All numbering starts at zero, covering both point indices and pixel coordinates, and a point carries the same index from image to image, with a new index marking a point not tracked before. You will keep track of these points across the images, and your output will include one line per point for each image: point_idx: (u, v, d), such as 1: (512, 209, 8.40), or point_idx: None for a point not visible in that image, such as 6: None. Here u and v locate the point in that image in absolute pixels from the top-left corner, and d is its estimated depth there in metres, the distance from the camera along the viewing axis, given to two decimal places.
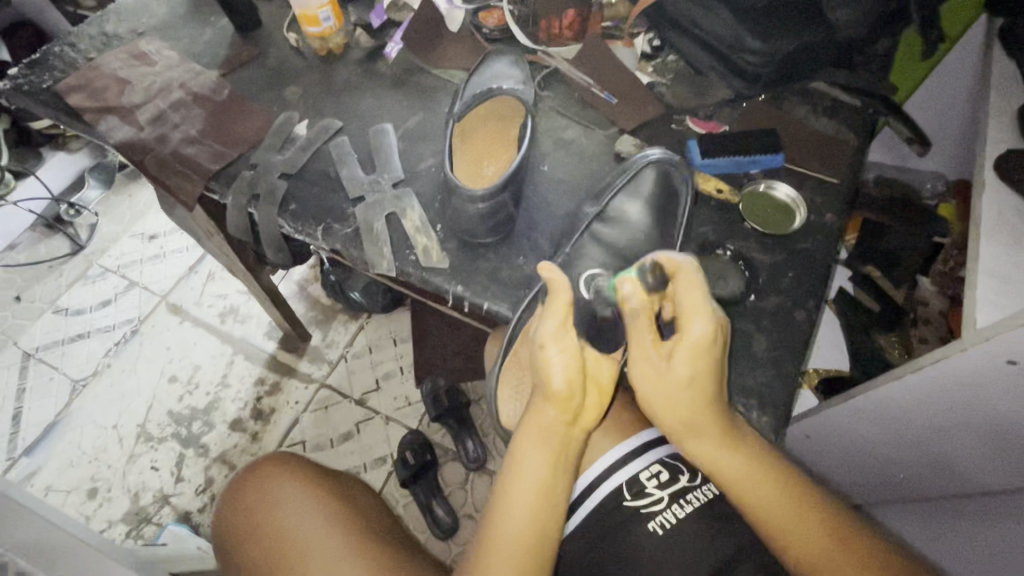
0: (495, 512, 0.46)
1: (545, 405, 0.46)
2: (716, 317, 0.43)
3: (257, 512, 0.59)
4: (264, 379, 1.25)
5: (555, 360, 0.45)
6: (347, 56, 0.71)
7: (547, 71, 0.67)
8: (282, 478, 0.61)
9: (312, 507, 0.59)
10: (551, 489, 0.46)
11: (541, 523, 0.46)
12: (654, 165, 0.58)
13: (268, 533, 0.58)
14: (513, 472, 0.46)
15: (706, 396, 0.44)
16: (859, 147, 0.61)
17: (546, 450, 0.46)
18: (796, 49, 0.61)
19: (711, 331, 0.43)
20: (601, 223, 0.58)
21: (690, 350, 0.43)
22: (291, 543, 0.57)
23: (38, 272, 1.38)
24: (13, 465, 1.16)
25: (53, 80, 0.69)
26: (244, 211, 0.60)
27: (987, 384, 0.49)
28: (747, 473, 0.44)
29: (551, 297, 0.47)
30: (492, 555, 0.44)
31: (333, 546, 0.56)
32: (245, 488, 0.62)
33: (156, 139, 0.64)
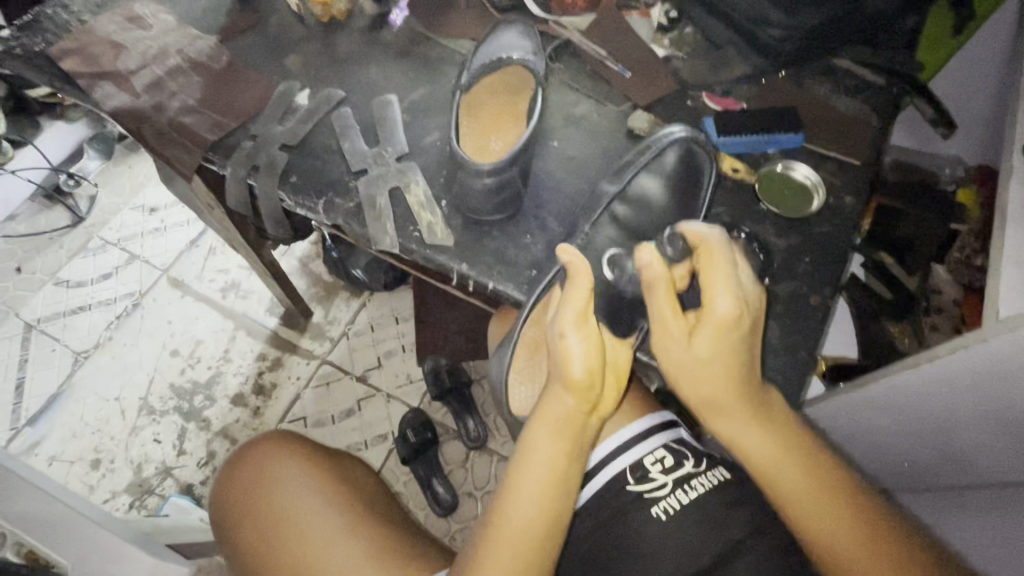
0: (505, 499, 0.46)
1: (564, 394, 0.45)
2: (740, 295, 0.43)
3: (257, 490, 0.59)
4: (266, 355, 1.25)
5: (575, 347, 0.44)
6: (351, 23, 0.68)
7: (559, 42, 0.64)
8: (282, 457, 0.61)
9: (313, 486, 0.59)
10: (564, 477, 0.46)
11: (553, 511, 0.45)
12: (677, 144, 0.55)
13: (267, 511, 0.57)
14: (526, 459, 0.46)
15: (730, 377, 0.43)
16: (882, 127, 0.59)
17: (563, 438, 0.46)
18: (821, 22, 0.58)
19: (736, 309, 0.42)
20: (620, 203, 0.54)
21: (714, 328, 0.42)
22: (293, 522, 0.56)
23: (39, 243, 1.37)
24: (17, 434, 1.16)
25: (46, 43, 0.66)
26: (244, 182, 0.58)
27: (1005, 375, 0.47)
28: (769, 458, 0.44)
29: (572, 280, 0.46)
30: (502, 542, 0.44)
31: (333, 525, 0.56)
32: (244, 466, 0.61)
33: (153, 107, 0.62)
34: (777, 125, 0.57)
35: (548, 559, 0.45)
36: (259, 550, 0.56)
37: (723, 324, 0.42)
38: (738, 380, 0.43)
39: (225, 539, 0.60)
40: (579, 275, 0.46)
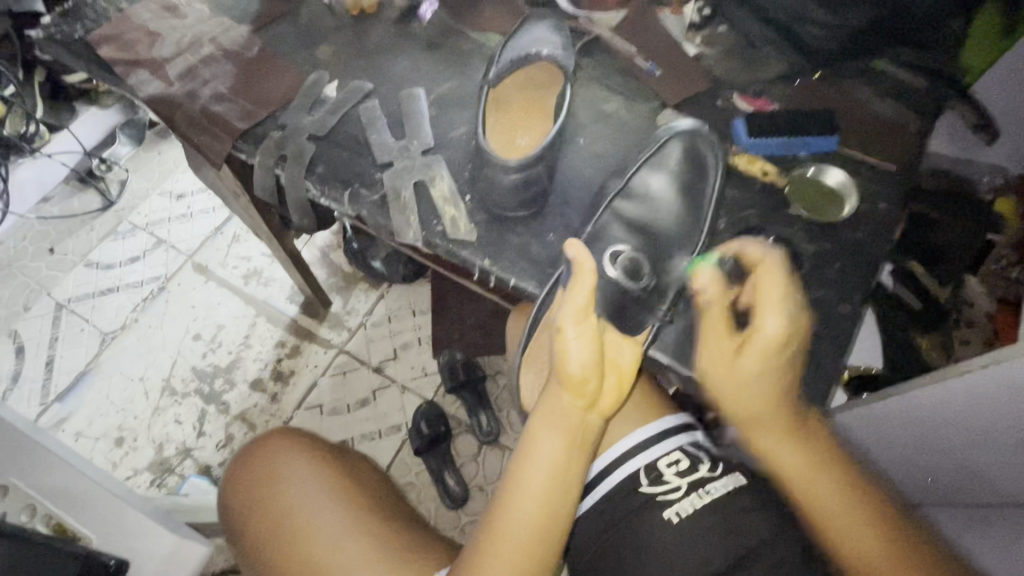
0: (508, 496, 0.46)
1: (561, 391, 0.46)
2: (792, 317, 0.43)
3: (264, 486, 0.60)
4: (285, 342, 1.27)
5: (572, 343, 0.45)
6: (381, 15, 0.68)
7: (589, 38, 0.63)
8: (291, 453, 0.61)
9: (322, 483, 0.59)
10: (565, 476, 0.45)
11: (551, 510, 0.45)
12: (681, 137, 0.56)
13: (276, 507, 0.58)
14: (528, 456, 0.46)
15: (772, 395, 0.44)
16: (920, 132, 0.57)
17: (562, 435, 0.45)
18: (864, 23, 0.58)
19: (785, 333, 0.43)
20: (624, 199, 0.56)
21: (761, 348, 0.43)
22: (299, 517, 0.57)
23: (71, 225, 1.41)
24: (47, 409, 1.20)
25: (85, 30, 0.68)
26: (271, 171, 0.59)
27: None
28: (804, 473, 0.44)
29: (577, 278, 0.45)
30: (503, 539, 0.44)
31: (338, 524, 0.56)
32: (254, 461, 0.62)
33: (186, 94, 0.63)
34: (815, 127, 0.55)
35: (547, 560, 0.45)
36: (267, 543, 0.57)
37: (766, 352, 0.43)
38: (780, 397, 0.44)
39: (234, 532, 0.60)
40: (590, 276, 0.45)
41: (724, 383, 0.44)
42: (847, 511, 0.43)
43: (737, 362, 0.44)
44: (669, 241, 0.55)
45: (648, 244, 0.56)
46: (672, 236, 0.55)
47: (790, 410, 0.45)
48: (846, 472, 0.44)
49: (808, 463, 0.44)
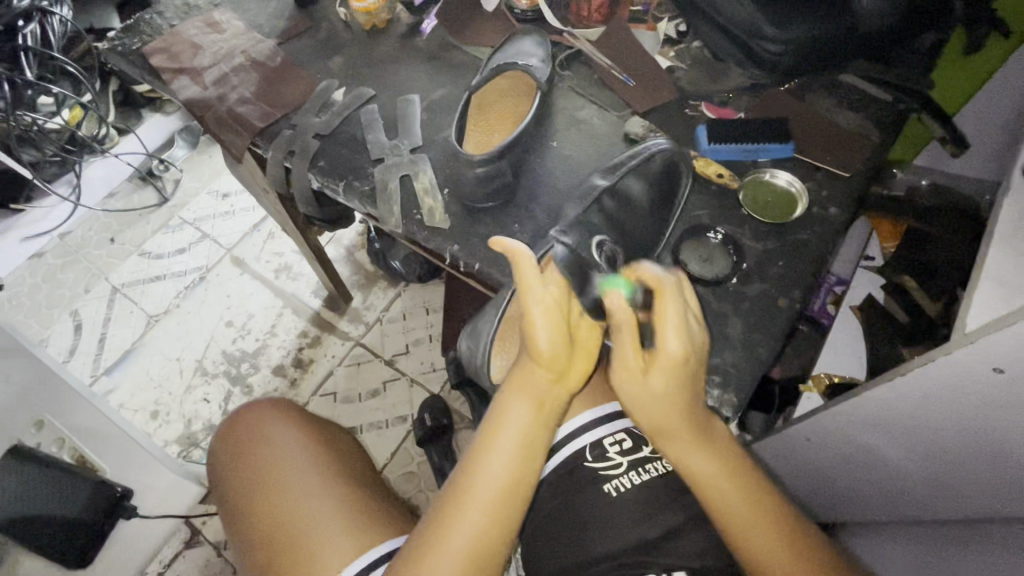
0: (475, 461, 0.47)
1: (534, 365, 0.48)
2: (690, 339, 0.44)
3: (256, 446, 0.66)
4: (307, 332, 1.36)
5: (537, 317, 0.46)
6: (389, 30, 0.76)
7: (570, 52, 0.69)
8: (280, 420, 0.69)
9: (304, 446, 0.66)
10: (528, 445, 0.47)
11: (517, 477, 0.46)
12: (662, 154, 0.57)
13: (258, 466, 0.65)
14: (498, 423, 0.48)
15: (680, 408, 0.44)
16: (881, 143, 0.59)
17: (531, 403, 0.48)
18: (816, 37, 0.59)
19: (686, 351, 0.43)
20: (607, 196, 0.56)
21: (668, 366, 0.43)
22: (282, 475, 0.63)
23: (130, 218, 1.56)
24: (96, 381, 1.33)
25: (142, 43, 0.79)
26: (282, 165, 0.67)
27: (971, 391, 0.48)
28: (712, 479, 0.45)
29: (525, 275, 0.46)
30: (468, 502, 0.45)
31: (310, 481, 0.63)
32: (246, 424, 0.69)
33: (217, 98, 0.72)
34: (771, 135, 0.59)
35: (511, 526, 0.46)
36: (252, 497, 0.63)
37: (675, 371, 0.43)
38: (686, 409, 0.44)
39: (222, 489, 0.67)
40: (534, 275, 0.46)
41: (638, 401, 0.44)
42: (747, 510, 0.45)
43: (649, 379, 0.43)
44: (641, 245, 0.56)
45: (625, 240, 0.55)
46: (643, 237, 0.56)
47: (718, 393, 0.48)
48: (744, 468, 0.46)
49: (716, 470, 0.45)
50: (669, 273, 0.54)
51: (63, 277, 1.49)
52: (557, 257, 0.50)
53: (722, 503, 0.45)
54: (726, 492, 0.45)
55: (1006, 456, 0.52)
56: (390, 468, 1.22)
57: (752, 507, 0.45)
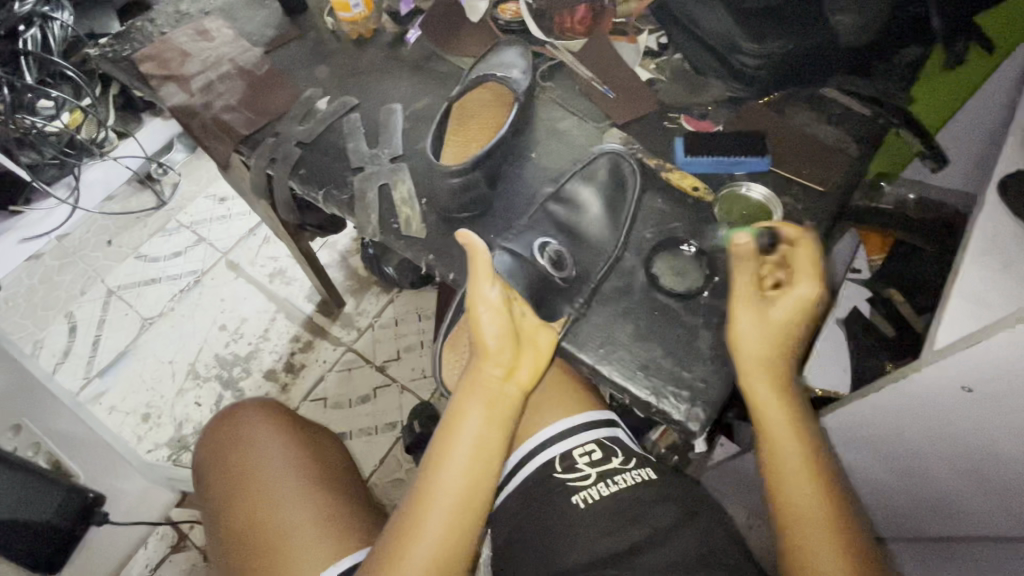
0: (431, 470, 0.47)
1: (482, 363, 0.49)
2: (816, 285, 0.48)
3: (236, 450, 0.66)
4: (299, 337, 1.37)
5: (485, 320, 0.48)
6: (376, 40, 0.77)
7: (553, 63, 0.69)
8: (262, 419, 0.69)
9: (282, 449, 0.66)
10: (483, 455, 0.47)
11: (474, 483, 0.47)
12: (609, 155, 0.59)
13: (240, 469, 0.65)
14: (451, 431, 0.48)
15: (784, 348, 0.47)
16: (858, 157, 0.59)
17: (482, 408, 0.48)
18: (793, 51, 0.60)
19: (815, 292, 0.47)
20: (554, 202, 0.58)
21: (794, 305, 0.47)
22: (262, 479, 0.63)
23: (127, 221, 1.58)
24: (89, 383, 1.34)
25: (132, 50, 0.80)
26: (264, 172, 0.68)
27: (944, 409, 0.48)
28: (787, 426, 0.46)
29: (482, 274, 0.47)
30: (425, 514, 0.45)
31: (287, 486, 0.63)
32: (230, 423, 0.69)
33: (203, 105, 0.73)
34: (748, 149, 0.59)
35: (472, 531, 0.46)
36: (233, 499, 0.63)
37: (793, 312, 0.47)
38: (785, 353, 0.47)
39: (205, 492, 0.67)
40: (487, 267, 0.48)
41: (749, 336, 0.47)
42: (795, 442, 0.46)
43: (770, 310, 0.47)
44: (592, 243, 0.56)
45: (571, 242, 0.56)
46: (595, 241, 0.56)
47: (686, 407, 0.48)
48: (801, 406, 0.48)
49: (781, 405, 0.47)
50: (641, 284, 0.54)
51: (60, 279, 1.50)
52: (501, 266, 0.53)
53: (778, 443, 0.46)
54: (778, 415, 0.46)
55: (981, 473, 0.51)
56: (378, 474, 1.22)
57: (799, 444, 0.46)
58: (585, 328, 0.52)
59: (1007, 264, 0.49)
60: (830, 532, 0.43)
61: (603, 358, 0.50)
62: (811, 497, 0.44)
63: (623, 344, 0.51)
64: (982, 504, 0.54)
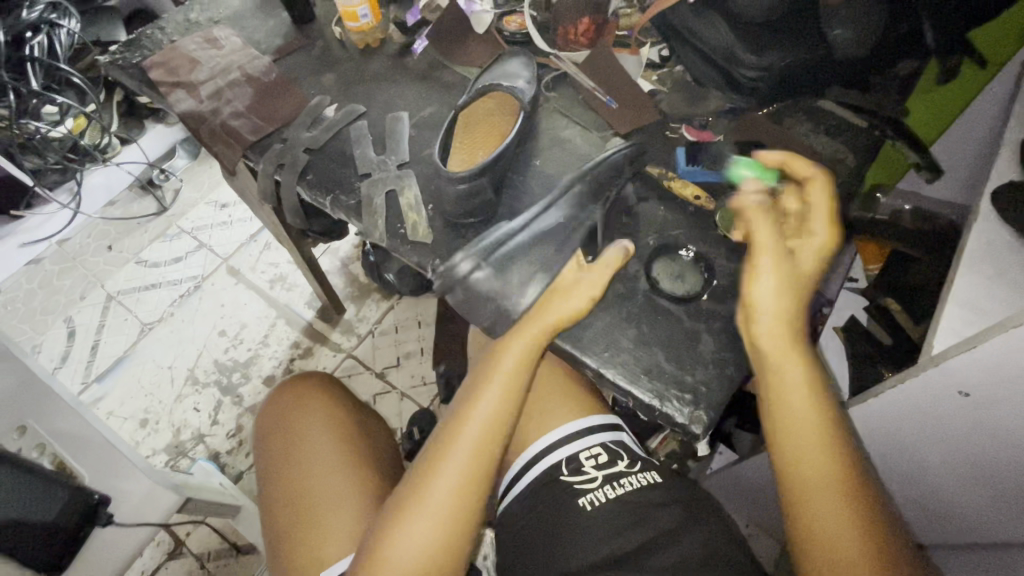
0: (439, 454, 0.51)
1: (519, 359, 0.51)
2: (835, 225, 0.50)
3: (286, 416, 0.73)
4: (299, 343, 1.37)
5: (568, 308, 0.50)
6: (382, 49, 0.79)
7: (557, 74, 0.71)
8: (313, 394, 0.75)
9: (327, 427, 0.71)
10: (466, 488, 0.50)
11: (477, 471, 0.50)
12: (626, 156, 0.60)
13: (289, 439, 0.70)
14: (462, 421, 0.52)
15: (804, 295, 0.49)
16: (854, 167, 0.61)
17: (496, 404, 0.52)
18: (791, 63, 0.60)
19: (834, 231, 0.49)
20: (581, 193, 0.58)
21: (812, 246, 0.49)
22: (302, 454, 0.68)
23: (129, 227, 1.58)
24: (87, 388, 1.33)
25: (142, 57, 0.82)
26: (271, 177, 0.69)
27: (941, 414, 0.49)
28: (797, 403, 0.47)
29: (589, 268, 0.52)
30: (425, 497, 0.49)
31: (328, 459, 0.68)
32: (281, 396, 0.75)
33: (211, 111, 0.74)
34: (746, 158, 0.61)
35: (469, 518, 0.50)
36: (281, 466, 0.69)
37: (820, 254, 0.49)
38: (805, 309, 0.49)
39: (259, 455, 0.72)
40: (602, 261, 0.51)
41: (777, 285, 0.47)
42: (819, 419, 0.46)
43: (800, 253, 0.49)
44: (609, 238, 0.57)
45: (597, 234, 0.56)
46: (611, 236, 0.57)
47: (689, 411, 0.49)
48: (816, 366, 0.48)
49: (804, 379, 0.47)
50: (643, 290, 0.54)
51: (59, 283, 1.50)
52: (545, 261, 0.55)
53: (798, 427, 0.46)
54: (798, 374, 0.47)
55: (980, 478, 0.52)
56: None
57: (809, 403, 0.47)
58: (588, 333, 0.52)
59: (1001, 273, 0.50)
60: (845, 490, 0.45)
61: (606, 361, 0.51)
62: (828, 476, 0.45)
63: (626, 348, 0.52)
64: (981, 510, 0.55)
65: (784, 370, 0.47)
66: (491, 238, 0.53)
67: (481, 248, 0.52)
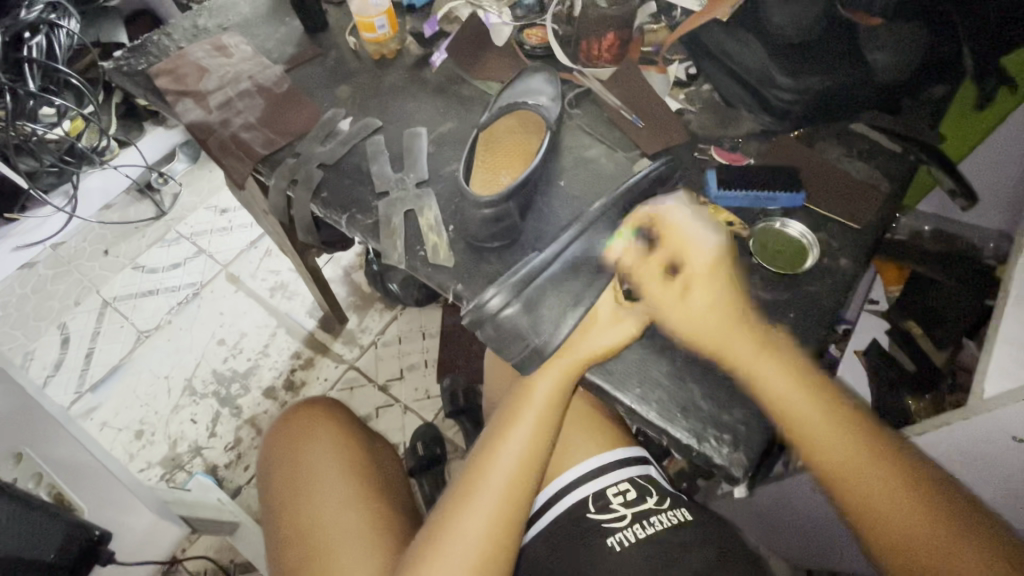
0: (476, 476, 0.50)
1: (551, 384, 0.50)
2: (717, 241, 0.51)
3: (295, 441, 0.70)
4: (300, 354, 1.34)
5: (601, 336, 0.50)
6: (398, 61, 0.76)
7: (581, 90, 0.69)
8: (323, 421, 0.73)
9: (333, 455, 0.69)
10: (499, 530, 0.47)
11: (516, 493, 0.49)
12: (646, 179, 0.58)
13: (299, 465, 0.68)
14: (500, 443, 0.51)
15: (728, 325, 0.48)
16: (890, 193, 0.59)
17: (533, 426, 0.51)
18: (827, 88, 0.60)
19: (718, 249, 0.50)
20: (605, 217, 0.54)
21: (704, 274, 0.49)
22: (315, 484, 0.66)
23: (126, 231, 1.54)
24: (80, 398, 1.29)
25: (147, 64, 0.79)
26: (283, 192, 0.66)
27: (990, 451, 0.48)
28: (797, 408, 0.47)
29: (632, 304, 0.50)
30: (461, 523, 0.48)
31: (341, 484, 0.66)
32: (289, 423, 0.73)
33: (221, 122, 0.72)
34: (780, 182, 0.59)
35: (510, 544, 0.48)
36: (291, 492, 0.66)
37: (714, 262, 0.50)
38: (741, 324, 0.49)
39: (268, 480, 0.70)
40: (645, 302, 0.50)
41: (682, 318, 0.49)
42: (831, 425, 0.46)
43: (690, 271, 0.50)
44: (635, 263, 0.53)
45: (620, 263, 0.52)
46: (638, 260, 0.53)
47: (727, 450, 0.47)
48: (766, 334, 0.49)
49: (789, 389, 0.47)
50: None
51: (53, 289, 1.46)
52: (577, 266, 0.51)
53: (808, 434, 0.46)
54: (774, 377, 0.47)
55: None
56: None
57: (792, 381, 0.47)
58: (620, 366, 0.50)
59: None
60: (890, 481, 0.44)
61: (640, 398, 0.49)
62: (866, 472, 0.45)
63: (660, 383, 0.50)
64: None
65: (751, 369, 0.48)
66: (523, 269, 0.51)
67: (520, 277, 0.51)
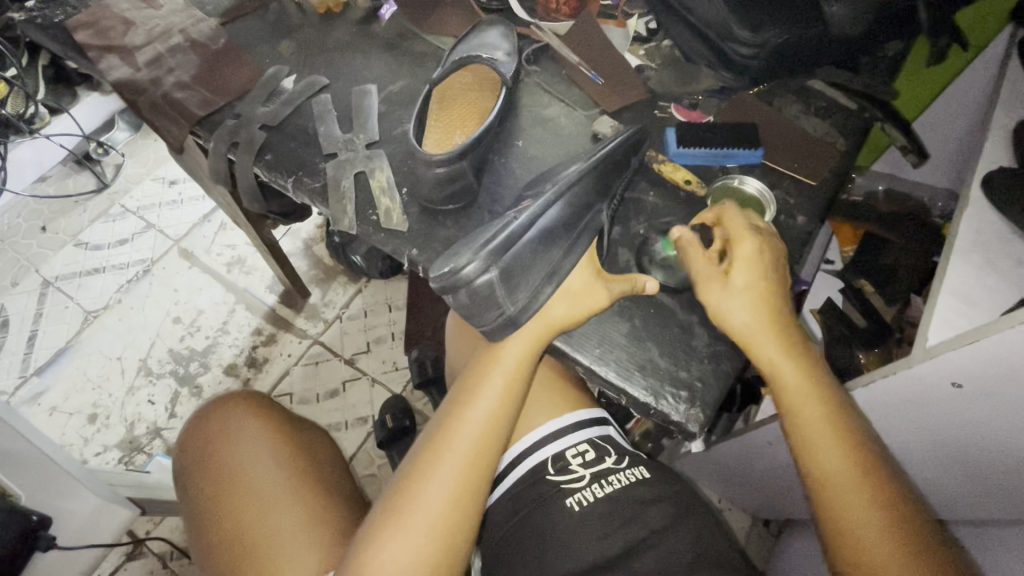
0: (440, 435, 0.49)
1: (522, 346, 0.50)
2: (747, 241, 0.48)
3: (213, 449, 0.63)
4: (261, 330, 1.29)
5: (563, 297, 0.49)
6: (346, 15, 0.72)
7: (538, 46, 0.66)
8: (244, 421, 0.64)
9: (262, 457, 0.61)
10: (464, 489, 0.47)
11: (481, 451, 0.48)
12: (623, 139, 0.55)
13: (224, 476, 0.60)
14: (467, 403, 0.50)
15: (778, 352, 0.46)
16: (846, 151, 0.59)
17: (500, 389, 0.50)
18: (786, 41, 0.59)
19: (747, 315, 0.46)
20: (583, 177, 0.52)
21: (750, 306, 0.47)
22: (246, 490, 0.59)
23: (64, 206, 1.44)
24: (25, 382, 1.22)
25: (64, 16, 0.71)
26: (224, 157, 0.62)
27: (927, 403, 0.50)
28: (823, 442, 0.44)
29: (613, 278, 0.50)
30: (424, 487, 0.47)
31: (274, 491, 0.59)
32: (208, 424, 0.65)
33: (151, 81, 0.66)
34: (737, 139, 0.58)
35: (475, 506, 0.48)
36: (218, 504, 0.59)
37: (764, 262, 0.48)
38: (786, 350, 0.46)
39: (191, 496, 0.62)
40: (636, 286, 0.50)
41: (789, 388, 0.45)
42: (842, 453, 0.44)
43: (731, 279, 0.47)
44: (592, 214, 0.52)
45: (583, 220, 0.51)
46: (601, 217, 0.52)
47: (685, 408, 0.47)
48: (808, 357, 0.47)
49: (816, 415, 0.45)
50: None
51: None
52: (544, 231, 0.49)
53: (820, 463, 0.44)
54: (796, 381, 0.45)
55: (961, 462, 0.53)
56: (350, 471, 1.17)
57: (823, 417, 0.45)
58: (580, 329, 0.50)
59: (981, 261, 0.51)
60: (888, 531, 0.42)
61: (598, 358, 0.49)
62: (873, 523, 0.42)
63: (619, 343, 0.50)
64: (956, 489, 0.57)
65: (794, 405, 0.45)
66: (501, 235, 0.47)
67: (501, 240, 0.47)
